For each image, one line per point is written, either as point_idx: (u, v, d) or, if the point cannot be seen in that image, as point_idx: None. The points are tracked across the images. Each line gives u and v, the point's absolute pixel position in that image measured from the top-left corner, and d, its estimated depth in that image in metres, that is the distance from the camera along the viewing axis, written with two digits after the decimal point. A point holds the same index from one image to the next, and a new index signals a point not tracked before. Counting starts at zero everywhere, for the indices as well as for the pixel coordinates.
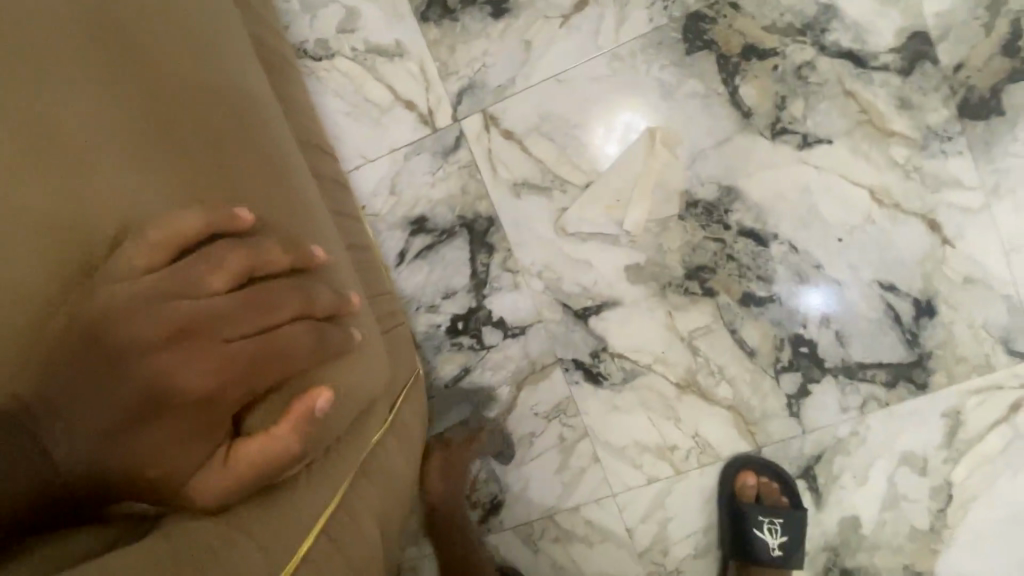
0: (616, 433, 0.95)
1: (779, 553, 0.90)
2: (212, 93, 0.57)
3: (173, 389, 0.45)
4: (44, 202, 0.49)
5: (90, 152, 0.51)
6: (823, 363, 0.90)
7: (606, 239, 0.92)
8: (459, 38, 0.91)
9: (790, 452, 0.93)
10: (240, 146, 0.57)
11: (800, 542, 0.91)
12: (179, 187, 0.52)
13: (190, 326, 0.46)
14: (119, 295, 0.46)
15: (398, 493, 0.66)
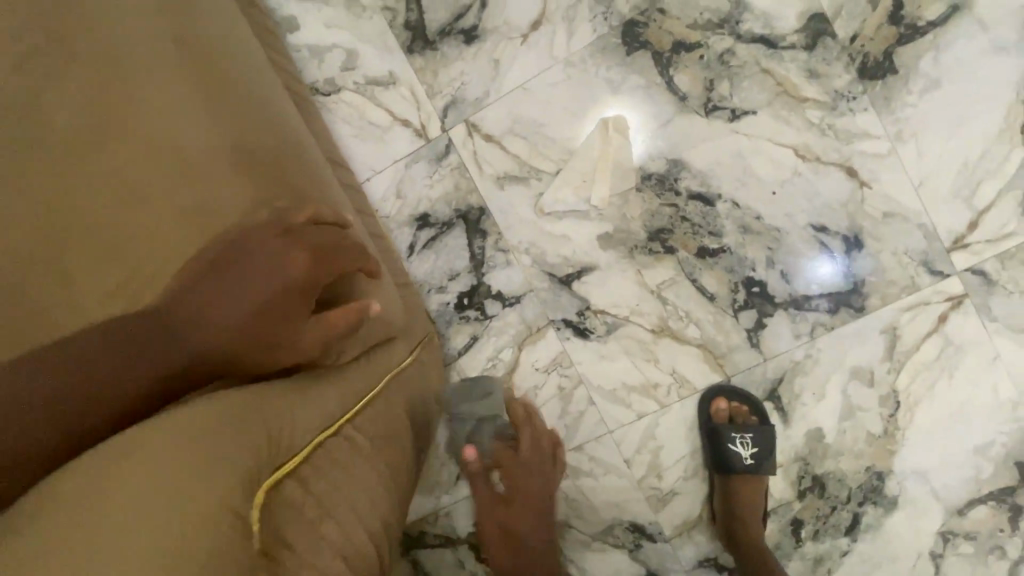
0: (606, 378, 1.13)
1: (751, 461, 1.06)
2: (262, 111, 0.78)
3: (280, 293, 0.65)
4: (169, 177, 0.70)
5: (199, 145, 0.71)
6: (774, 299, 1.06)
7: (579, 215, 1.09)
8: (440, 63, 1.11)
9: (756, 379, 1.09)
10: (287, 148, 0.78)
11: (768, 451, 1.07)
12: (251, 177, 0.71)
13: (271, 265, 0.65)
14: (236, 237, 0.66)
15: (422, 415, 0.85)
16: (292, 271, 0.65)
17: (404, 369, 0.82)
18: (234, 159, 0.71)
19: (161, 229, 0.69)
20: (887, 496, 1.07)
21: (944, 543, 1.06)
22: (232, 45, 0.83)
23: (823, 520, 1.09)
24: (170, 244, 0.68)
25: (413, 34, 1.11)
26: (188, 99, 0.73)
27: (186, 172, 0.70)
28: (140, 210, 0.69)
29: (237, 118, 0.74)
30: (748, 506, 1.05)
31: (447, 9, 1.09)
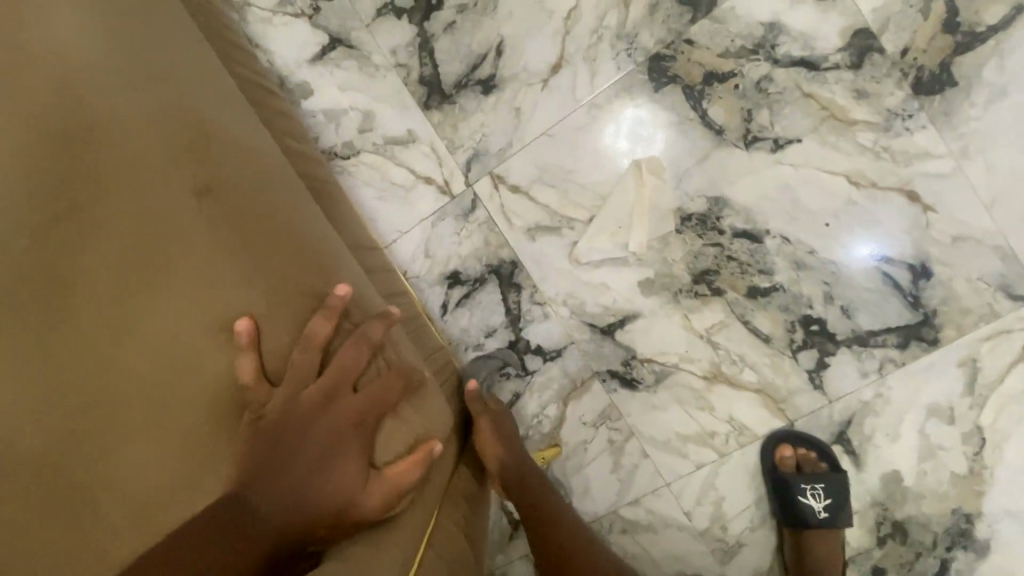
0: (659, 429, 1.07)
1: (825, 514, 0.99)
2: (282, 231, 0.71)
3: (342, 445, 0.66)
4: (201, 328, 0.66)
5: (219, 284, 0.67)
6: (835, 337, 0.99)
7: (616, 261, 1.04)
8: (459, 116, 1.06)
9: (822, 421, 1.02)
10: (312, 270, 0.71)
11: (841, 502, 1.00)
12: (278, 320, 0.67)
13: (311, 427, 0.65)
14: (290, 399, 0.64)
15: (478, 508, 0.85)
16: (334, 428, 0.66)
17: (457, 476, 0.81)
18: (257, 301, 0.67)
19: (187, 389, 0.65)
20: (979, 540, 0.99)
21: None
22: (244, 151, 0.74)
23: (908, 568, 1.01)
24: (198, 403, 0.64)
25: (429, 88, 1.07)
26: (199, 232, 0.68)
27: (210, 322, 0.66)
28: (162, 367, 0.65)
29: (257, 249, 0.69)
30: (828, 560, 0.99)
31: (461, 59, 1.05)
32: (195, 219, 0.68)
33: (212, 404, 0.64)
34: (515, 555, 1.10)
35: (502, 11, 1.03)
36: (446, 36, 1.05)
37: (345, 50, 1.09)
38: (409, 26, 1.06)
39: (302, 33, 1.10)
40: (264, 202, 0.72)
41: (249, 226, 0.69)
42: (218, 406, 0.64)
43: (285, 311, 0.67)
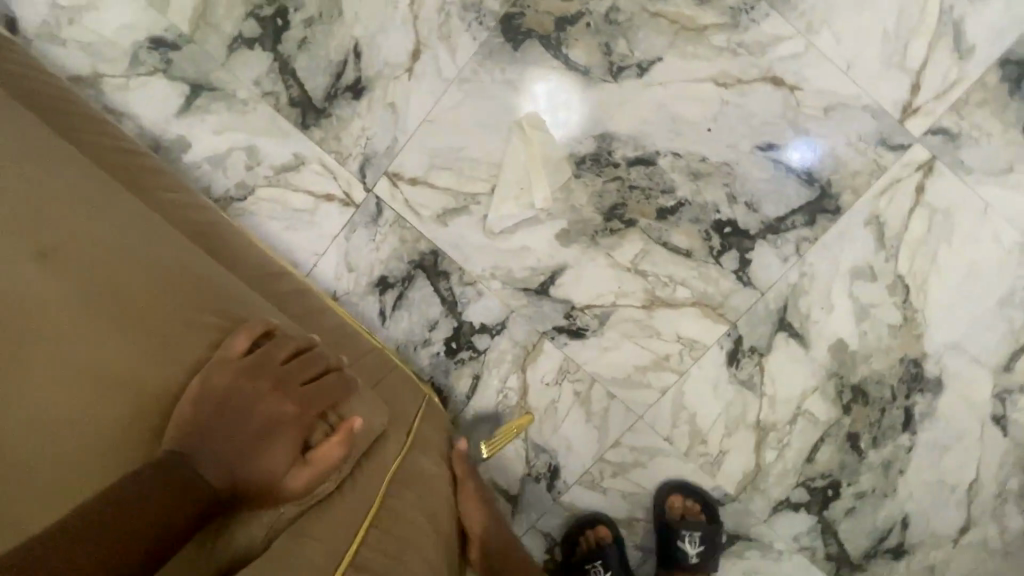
0: (618, 368, 1.10)
1: (696, 559, 1.09)
2: (176, 252, 0.71)
3: (275, 425, 0.62)
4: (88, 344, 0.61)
5: (112, 298, 0.63)
6: (749, 232, 1.03)
7: (529, 223, 1.06)
8: (339, 127, 1.06)
9: (761, 315, 1.05)
10: (215, 286, 0.71)
11: (714, 548, 1.10)
12: (169, 346, 0.63)
13: (244, 406, 0.61)
14: (222, 380, 0.61)
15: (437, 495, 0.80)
16: (268, 409, 0.62)
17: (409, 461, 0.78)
18: (144, 326, 0.63)
19: (72, 447, 0.56)
20: (930, 379, 1.04)
21: (1002, 404, 1.04)
22: (102, 186, 0.71)
23: (876, 425, 1.07)
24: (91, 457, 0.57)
25: (302, 108, 1.06)
26: (84, 249, 0.65)
27: (87, 368, 0.60)
28: (31, 434, 0.55)
29: (122, 283, 0.65)
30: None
31: (323, 71, 1.05)
32: (77, 237, 0.65)
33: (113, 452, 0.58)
34: (525, 526, 1.17)
35: (348, 14, 1.03)
36: (302, 52, 1.04)
37: (208, 94, 1.08)
38: (263, 53, 1.05)
39: (160, 90, 1.08)
40: (155, 229, 0.72)
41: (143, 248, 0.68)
42: (115, 451, 0.58)
43: (192, 322, 0.66)
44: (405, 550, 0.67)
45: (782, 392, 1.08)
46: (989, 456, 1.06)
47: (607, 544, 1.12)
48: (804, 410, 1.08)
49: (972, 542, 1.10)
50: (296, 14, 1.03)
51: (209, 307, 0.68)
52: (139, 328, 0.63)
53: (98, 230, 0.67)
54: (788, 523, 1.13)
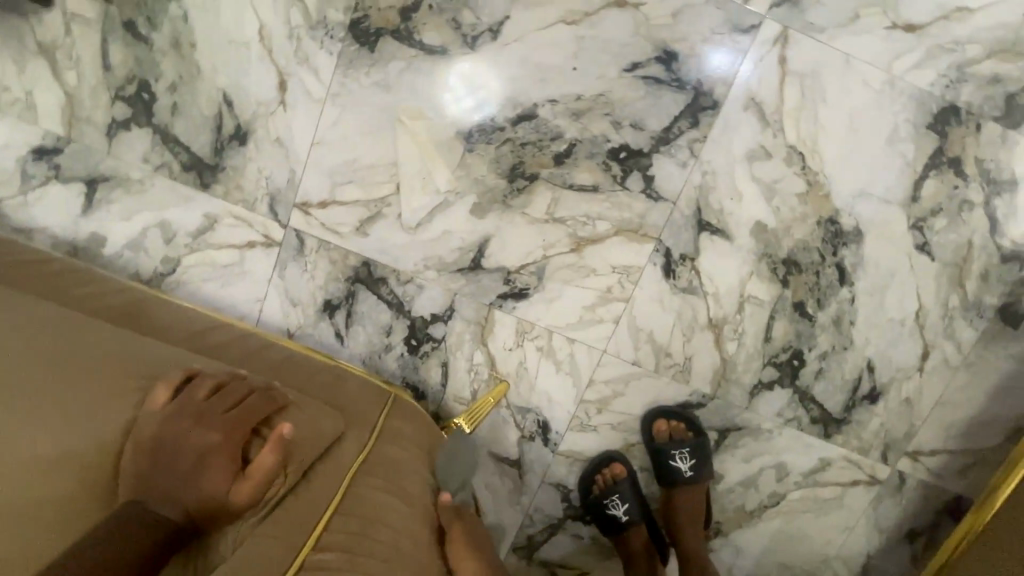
0: (568, 314, 1.15)
1: (690, 473, 1.18)
2: (89, 328, 0.75)
3: (207, 450, 0.68)
4: (27, 425, 0.64)
5: (34, 381, 0.66)
6: (643, 150, 1.07)
7: (442, 207, 1.10)
8: (236, 176, 1.09)
9: (680, 222, 1.10)
10: (133, 349, 0.76)
11: (706, 460, 1.18)
12: (97, 416, 0.67)
13: (176, 440, 0.67)
14: (151, 426, 0.67)
15: (413, 473, 0.86)
16: (196, 438, 0.68)
17: (375, 455, 0.84)
18: (71, 399, 0.67)
19: (31, 526, 0.60)
20: (850, 230, 1.10)
21: (921, 232, 1.10)
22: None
23: (817, 289, 1.13)
24: (50, 534, 0.61)
25: (196, 170, 1.09)
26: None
27: (26, 452, 0.63)
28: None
29: (30, 372, 0.66)
30: (688, 518, 1.18)
31: (203, 129, 1.07)
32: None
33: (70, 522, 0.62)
34: (536, 485, 1.24)
35: (206, 67, 1.05)
36: (176, 117, 1.07)
37: (104, 185, 1.10)
38: (141, 130, 1.08)
39: (59, 196, 1.10)
40: (63, 313, 0.75)
41: (53, 331, 0.72)
42: (77, 513, 0.63)
43: (118, 384, 0.70)
44: (372, 527, 0.76)
45: (723, 287, 1.13)
46: (925, 283, 1.12)
47: (622, 480, 1.19)
48: (748, 296, 1.13)
49: (936, 365, 1.16)
50: (158, 83, 1.05)
51: (125, 372, 0.72)
52: (71, 400, 0.67)
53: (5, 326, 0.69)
54: (768, 403, 1.19)
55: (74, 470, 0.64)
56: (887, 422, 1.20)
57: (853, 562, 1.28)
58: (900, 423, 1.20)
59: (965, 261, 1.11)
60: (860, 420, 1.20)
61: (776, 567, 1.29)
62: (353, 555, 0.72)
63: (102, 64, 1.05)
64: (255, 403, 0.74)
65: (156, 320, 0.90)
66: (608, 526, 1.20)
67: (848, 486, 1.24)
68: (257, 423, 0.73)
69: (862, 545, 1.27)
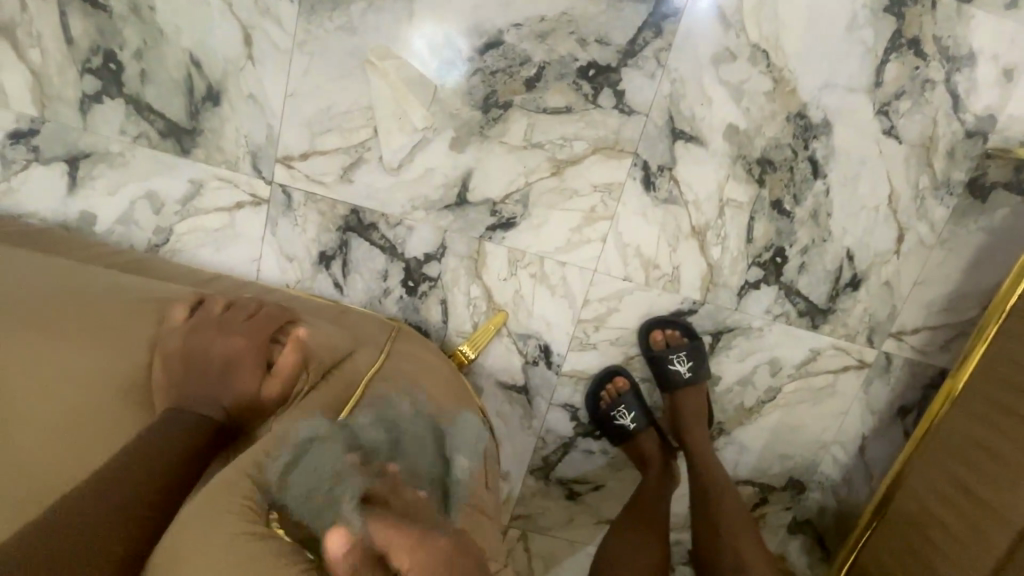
0: (556, 237, 1.19)
1: (690, 374, 1.23)
2: (103, 278, 0.82)
3: (233, 352, 0.73)
4: (69, 349, 0.69)
5: (66, 313, 0.72)
6: (611, 66, 1.09)
7: (421, 146, 1.12)
8: (216, 138, 1.11)
9: (654, 134, 1.13)
10: (144, 290, 0.82)
11: (702, 360, 1.24)
12: (117, 339, 0.73)
13: (204, 346, 0.72)
14: (179, 340, 0.73)
15: (426, 377, 0.92)
16: (224, 344, 0.74)
17: (389, 363, 0.90)
18: (102, 325, 0.73)
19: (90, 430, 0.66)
20: (820, 123, 1.13)
21: (887, 117, 1.13)
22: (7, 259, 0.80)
23: (792, 184, 1.16)
24: (99, 442, 0.66)
25: (175, 136, 1.10)
26: (24, 290, 0.74)
27: (72, 371, 0.68)
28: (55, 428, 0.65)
29: (55, 308, 0.73)
30: (693, 416, 1.24)
31: (175, 93, 1.08)
32: (14, 285, 0.74)
33: (114, 429, 0.67)
34: (546, 407, 1.30)
35: (168, 29, 1.05)
36: (147, 85, 1.07)
37: (86, 162, 1.11)
38: (114, 102, 1.08)
39: (43, 178, 1.12)
40: (77, 269, 0.82)
41: (72, 281, 0.79)
42: (127, 419, 0.68)
43: (140, 313, 0.77)
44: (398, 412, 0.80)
45: (702, 194, 1.17)
46: (895, 167, 1.16)
47: (625, 393, 1.25)
48: (727, 200, 1.17)
49: (912, 246, 1.21)
50: (123, 51, 1.05)
51: (137, 303, 0.78)
52: (102, 325, 0.73)
53: (29, 280, 0.76)
54: (756, 301, 1.24)
55: (117, 383, 0.70)
56: (870, 306, 1.25)
57: (850, 444, 1.36)
58: (882, 307, 1.26)
59: (931, 140, 1.15)
60: (845, 308, 1.25)
61: (779, 458, 1.37)
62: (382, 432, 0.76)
63: (65, 39, 1.05)
64: (269, 318, 0.80)
65: (151, 275, 0.94)
66: (617, 436, 1.26)
67: (839, 372, 1.30)
68: (274, 332, 0.79)
69: (857, 427, 1.35)
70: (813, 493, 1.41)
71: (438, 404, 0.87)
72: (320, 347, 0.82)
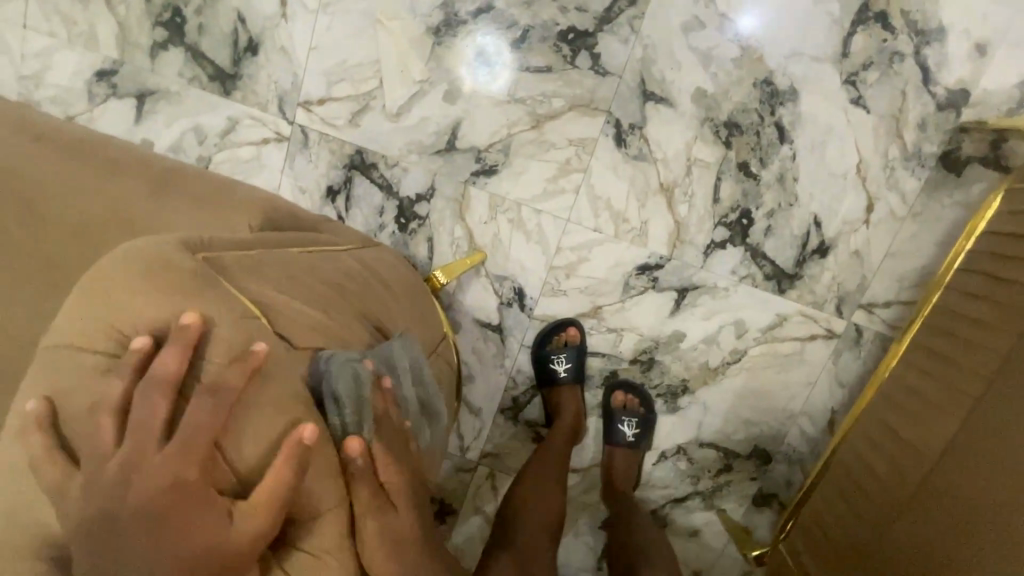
0: (533, 186, 1.31)
1: (633, 438, 1.36)
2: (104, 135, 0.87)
3: (208, 189, 0.83)
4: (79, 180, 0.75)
5: (73, 152, 0.78)
6: (588, 31, 1.21)
7: (418, 96, 1.28)
8: (252, 83, 1.32)
9: (626, 94, 1.24)
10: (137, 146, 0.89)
11: (647, 433, 1.37)
12: (83, 168, 0.77)
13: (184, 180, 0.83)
14: (166, 173, 0.82)
15: (388, 268, 0.99)
16: (198, 179, 0.84)
17: (359, 250, 0.97)
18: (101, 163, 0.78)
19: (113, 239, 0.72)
20: (786, 91, 1.20)
21: (855, 87, 1.18)
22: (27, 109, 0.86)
23: (759, 148, 1.23)
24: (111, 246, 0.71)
25: (220, 79, 1.33)
26: (41, 132, 0.80)
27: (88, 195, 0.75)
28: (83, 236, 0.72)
29: (69, 148, 0.79)
30: (623, 469, 1.37)
31: (223, 44, 1.30)
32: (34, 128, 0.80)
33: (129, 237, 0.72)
34: (517, 347, 1.40)
35: None
36: (202, 36, 1.30)
37: (151, 99, 1.36)
38: (176, 49, 1.32)
39: (117, 110, 1.37)
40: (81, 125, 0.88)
41: (80, 132, 0.84)
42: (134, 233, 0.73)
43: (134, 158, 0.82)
44: (351, 265, 0.87)
45: (670, 152, 1.25)
46: (863, 136, 1.20)
47: (573, 343, 1.34)
48: (694, 159, 1.25)
49: (882, 216, 1.24)
50: (187, 8, 1.29)
51: (130, 153, 0.84)
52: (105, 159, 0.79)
53: (48, 126, 0.82)
54: (722, 261, 1.30)
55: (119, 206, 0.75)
56: (839, 275, 1.28)
57: (818, 417, 1.36)
58: (851, 276, 1.28)
59: (899, 111, 1.18)
60: (812, 275, 1.28)
61: (744, 425, 1.39)
62: (331, 265, 0.82)
63: None
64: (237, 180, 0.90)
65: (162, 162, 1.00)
66: (548, 379, 1.35)
67: (806, 340, 1.32)
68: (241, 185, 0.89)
69: (825, 400, 1.35)
70: (779, 466, 1.40)
71: (392, 287, 0.95)
72: (289, 212, 0.88)
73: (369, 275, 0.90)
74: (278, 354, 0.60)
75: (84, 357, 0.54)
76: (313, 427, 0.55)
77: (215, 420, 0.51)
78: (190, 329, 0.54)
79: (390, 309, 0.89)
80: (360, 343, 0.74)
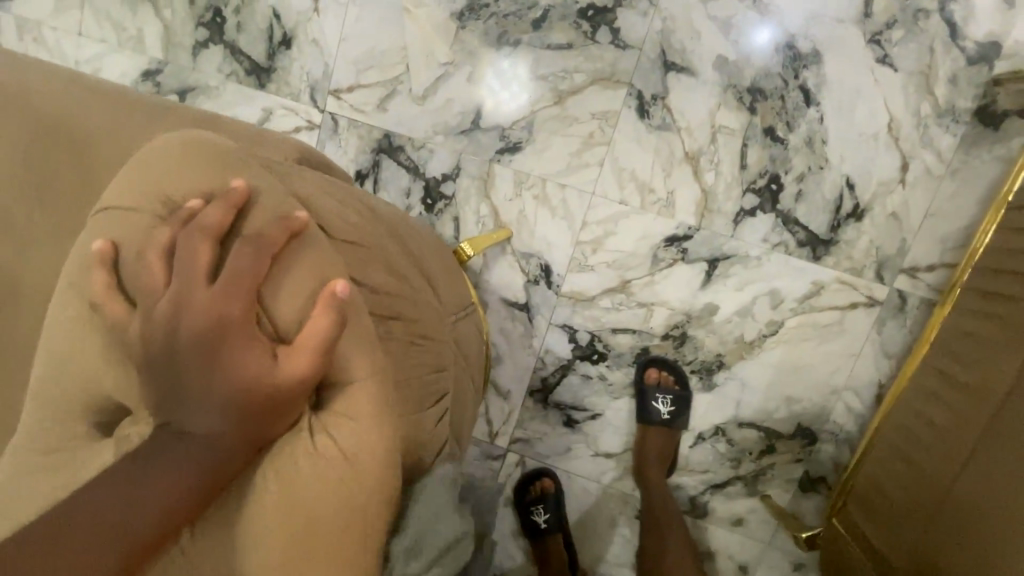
0: (557, 161, 1.32)
1: (668, 416, 1.32)
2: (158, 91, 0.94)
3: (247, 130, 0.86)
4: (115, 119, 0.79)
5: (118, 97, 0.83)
6: (607, 7, 1.24)
7: (444, 78, 1.32)
8: (286, 75, 1.38)
9: (647, 66, 1.25)
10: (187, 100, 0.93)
11: (683, 409, 1.32)
12: (125, 109, 0.81)
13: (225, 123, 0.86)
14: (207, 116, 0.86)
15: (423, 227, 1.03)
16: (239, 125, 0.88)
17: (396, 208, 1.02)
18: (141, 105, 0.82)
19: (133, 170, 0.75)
20: (809, 54, 1.20)
21: (879, 46, 1.17)
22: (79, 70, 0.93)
23: (784, 112, 1.22)
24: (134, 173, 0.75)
25: (256, 73, 1.39)
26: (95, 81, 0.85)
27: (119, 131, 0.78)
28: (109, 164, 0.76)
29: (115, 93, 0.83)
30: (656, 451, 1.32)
31: (259, 40, 1.38)
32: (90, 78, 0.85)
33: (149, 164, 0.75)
34: (545, 326, 1.38)
35: None
36: (240, 33, 1.38)
37: (191, 95, 1.43)
38: (216, 47, 1.40)
39: None
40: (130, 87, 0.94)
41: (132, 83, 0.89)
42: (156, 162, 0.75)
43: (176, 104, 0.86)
44: (385, 209, 0.90)
45: (694, 121, 1.25)
46: (892, 95, 1.19)
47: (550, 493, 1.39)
48: (718, 126, 1.25)
49: (918, 175, 1.20)
50: (226, 8, 1.37)
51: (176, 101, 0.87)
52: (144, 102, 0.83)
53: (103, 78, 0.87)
54: (753, 228, 1.27)
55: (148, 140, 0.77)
56: (877, 238, 1.24)
57: (865, 391, 1.29)
58: (891, 239, 1.23)
59: (928, 68, 1.17)
60: (849, 239, 1.24)
61: (785, 402, 1.32)
62: (367, 200, 0.86)
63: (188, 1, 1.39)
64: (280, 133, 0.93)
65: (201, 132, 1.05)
66: (532, 530, 1.39)
67: (846, 309, 1.27)
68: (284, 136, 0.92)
69: (871, 372, 1.28)
70: (826, 447, 1.33)
71: (425, 238, 0.98)
72: (325, 160, 0.91)
73: (404, 222, 0.93)
74: (314, 234, 0.66)
75: (135, 213, 0.65)
76: (343, 284, 0.63)
77: (258, 264, 0.60)
78: (236, 191, 0.63)
79: (423, 252, 0.91)
80: (393, 254, 0.78)
